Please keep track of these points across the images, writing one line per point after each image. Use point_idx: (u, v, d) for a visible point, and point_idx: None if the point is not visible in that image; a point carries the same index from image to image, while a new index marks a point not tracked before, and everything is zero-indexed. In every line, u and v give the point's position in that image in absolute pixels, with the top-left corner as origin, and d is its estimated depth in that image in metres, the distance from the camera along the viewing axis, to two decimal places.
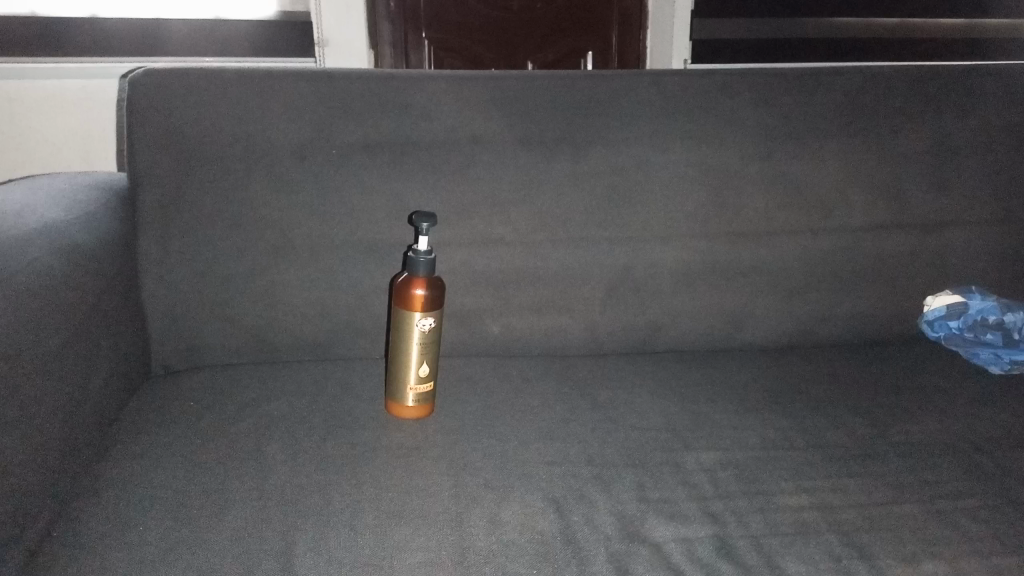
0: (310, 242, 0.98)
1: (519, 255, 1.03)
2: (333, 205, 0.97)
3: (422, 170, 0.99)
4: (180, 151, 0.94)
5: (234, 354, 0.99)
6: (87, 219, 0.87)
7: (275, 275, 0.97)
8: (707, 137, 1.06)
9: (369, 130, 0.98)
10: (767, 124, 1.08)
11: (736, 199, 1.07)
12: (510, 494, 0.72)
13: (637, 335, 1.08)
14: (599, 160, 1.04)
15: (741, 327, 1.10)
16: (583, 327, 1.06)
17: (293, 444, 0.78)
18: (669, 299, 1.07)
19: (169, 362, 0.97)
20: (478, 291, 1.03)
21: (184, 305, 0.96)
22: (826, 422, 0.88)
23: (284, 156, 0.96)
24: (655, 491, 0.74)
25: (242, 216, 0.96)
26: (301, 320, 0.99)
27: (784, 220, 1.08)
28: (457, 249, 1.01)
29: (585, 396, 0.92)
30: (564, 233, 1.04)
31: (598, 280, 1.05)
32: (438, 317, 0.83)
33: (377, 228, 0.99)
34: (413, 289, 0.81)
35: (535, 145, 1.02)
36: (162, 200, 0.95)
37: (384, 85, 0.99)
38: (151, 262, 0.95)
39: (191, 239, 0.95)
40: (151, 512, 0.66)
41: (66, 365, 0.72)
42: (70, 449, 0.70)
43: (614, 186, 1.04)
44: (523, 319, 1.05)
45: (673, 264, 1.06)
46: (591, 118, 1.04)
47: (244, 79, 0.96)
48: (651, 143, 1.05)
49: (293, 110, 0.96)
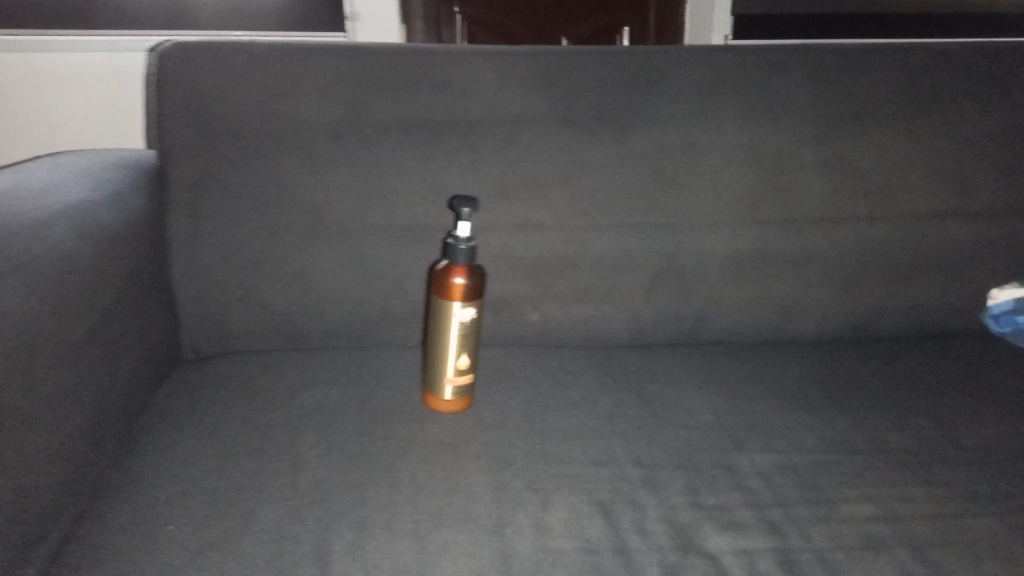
0: (344, 224, 0.94)
1: (561, 240, 0.98)
2: (369, 187, 0.93)
3: (459, 150, 0.95)
4: (209, 129, 0.91)
5: (265, 340, 0.96)
6: (114, 198, 0.83)
7: (307, 259, 0.94)
8: (761, 117, 1.00)
9: (404, 107, 0.93)
10: (825, 103, 1.01)
11: (791, 183, 1.01)
12: (555, 496, 0.68)
13: (683, 325, 1.03)
14: (647, 141, 0.98)
15: (793, 319, 1.05)
16: (626, 317, 1.02)
17: (327, 438, 0.75)
18: (716, 288, 1.02)
19: (200, 347, 0.95)
20: (518, 277, 0.98)
21: (213, 289, 0.93)
22: (887, 423, 0.83)
23: (317, 135, 0.92)
24: (709, 496, 0.69)
25: (274, 197, 0.92)
26: (333, 306, 0.95)
27: (840, 207, 1.03)
28: (496, 234, 0.97)
29: (629, 390, 0.88)
30: (609, 218, 0.99)
31: (643, 267, 1.00)
32: (478, 307, 0.79)
33: (413, 211, 0.95)
34: (452, 277, 0.77)
35: (578, 125, 0.97)
36: (192, 180, 0.91)
37: (421, 62, 0.94)
38: (180, 244, 0.92)
39: (220, 220, 0.92)
40: (180, 509, 0.64)
41: (92, 353, 0.70)
42: (95, 440, 0.68)
43: (661, 169, 0.99)
44: (564, 308, 1.00)
45: (722, 251, 1.01)
46: (637, 97, 0.98)
47: (276, 53, 0.92)
48: (701, 124, 0.99)
49: (326, 87, 0.92)
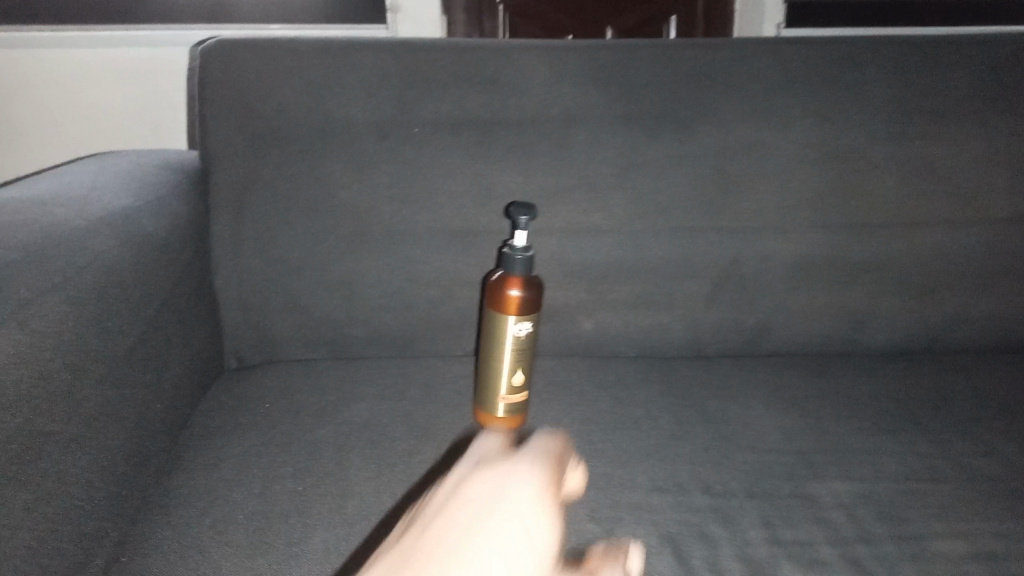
0: (391, 229, 0.90)
1: (617, 245, 0.93)
2: (417, 190, 0.89)
3: (510, 151, 0.90)
4: (252, 129, 0.87)
5: (310, 347, 0.93)
6: (158, 202, 0.80)
7: (353, 264, 0.90)
8: (834, 113, 0.93)
9: (453, 105, 0.89)
10: (903, 98, 0.94)
11: (864, 185, 0.95)
12: (621, 527, 0.64)
13: (745, 335, 0.98)
14: (709, 140, 0.92)
15: (863, 329, 0.99)
16: (684, 326, 0.97)
17: (377, 457, 0.71)
18: (781, 296, 0.97)
19: (244, 356, 0.92)
20: (571, 285, 0.94)
21: (258, 295, 0.90)
22: (973, 447, 0.77)
23: (364, 135, 0.88)
24: (787, 530, 0.65)
25: (320, 200, 0.89)
26: (380, 313, 0.92)
27: (917, 210, 0.96)
28: (549, 238, 0.92)
29: (691, 407, 0.83)
30: (668, 223, 0.93)
31: (704, 274, 0.95)
32: (534, 321, 0.74)
33: (462, 215, 0.90)
34: (507, 289, 0.73)
35: (637, 123, 0.92)
36: (235, 182, 0.88)
37: (471, 57, 0.89)
38: (224, 249, 0.89)
39: (264, 225, 0.88)
40: (229, 533, 0.61)
41: (133, 368, 0.66)
42: (138, 459, 0.65)
43: (725, 170, 0.93)
44: (620, 316, 0.96)
45: (788, 257, 0.95)
46: (700, 93, 0.92)
47: (320, 49, 0.87)
48: (768, 122, 0.93)
49: (372, 84, 0.87)
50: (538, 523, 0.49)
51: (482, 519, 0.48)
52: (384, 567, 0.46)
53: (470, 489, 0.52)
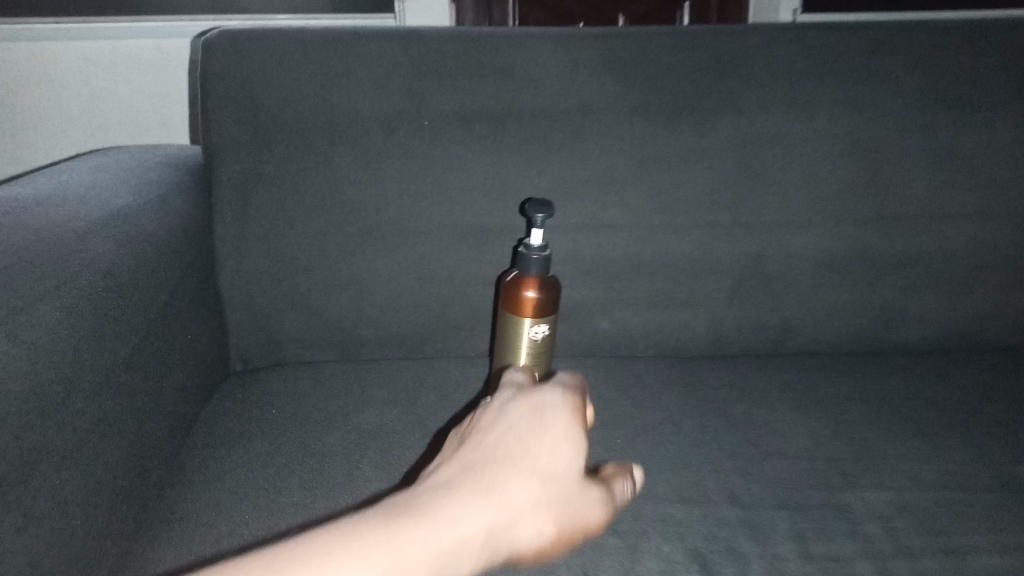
0: (401, 225, 0.87)
1: (636, 241, 0.89)
2: (427, 185, 0.86)
3: (524, 143, 0.86)
4: (255, 123, 0.83)
5: (319, 349, 0.90)
6: (158, 200, 0.77)
7: (362, 263, 0.87)
8: (864, 101, 0.89)
9: (464, 97, 0.85)
10: (937, 85, 0.89)
11: (894, 177, 0.91)
12: (645, 541, 0.61)
13: (768, 334, 0.94)
14: (732, 131, 0.88)
15: (891, 327, 0.95)
16: (705, 324, 0.93)
17: (389, 466, 0.68)
18: (807, 293, 0.93)
19: (249, 358, 0.89)
20: (588, 282, 0.90)
21: (264, 295, 0.87)
22: (1013, 452, 0.73)
23: (371, 128, 0.84)
24: (820, 545, 0.61)
25: (327, 196, 0.85)
26: (390, 313, 0.89)
27: (950, 202, 0.92)
28: (565, 234, 0.88)
29: (714, 410, 0.79)
30: (689, 217, 0.90)
31: (726, 271, 0.91)
32: (552, 323, 0.72)
33: (475, 211, 0.87)
34: (523, 290, 0.71)
35: (656, 113, 0.87)
36: (239, 178, 0.85)
37: (483, 46, 0.85)
38: (228, 248, 0.86)
39: (269, 222, 0.85)
40: (234, 550, 0.58)
41: (132, 377, 0.64)
42: (138, 472, 0.62)
43: (749, 162, 0.89)
44: (637, 315, 0.92)
45: (814, 252, 0.92)
46: (723, 81, 0.88)
47: (326, 40, 0.84)
48: (794, 111, 0.88)
49: (380, 75, 0.84)
50: (578, 429, 0.53)
51: (529, 425, 0.52)
52: (447, 470, 0.49)
53: (507, 403, 0.54)
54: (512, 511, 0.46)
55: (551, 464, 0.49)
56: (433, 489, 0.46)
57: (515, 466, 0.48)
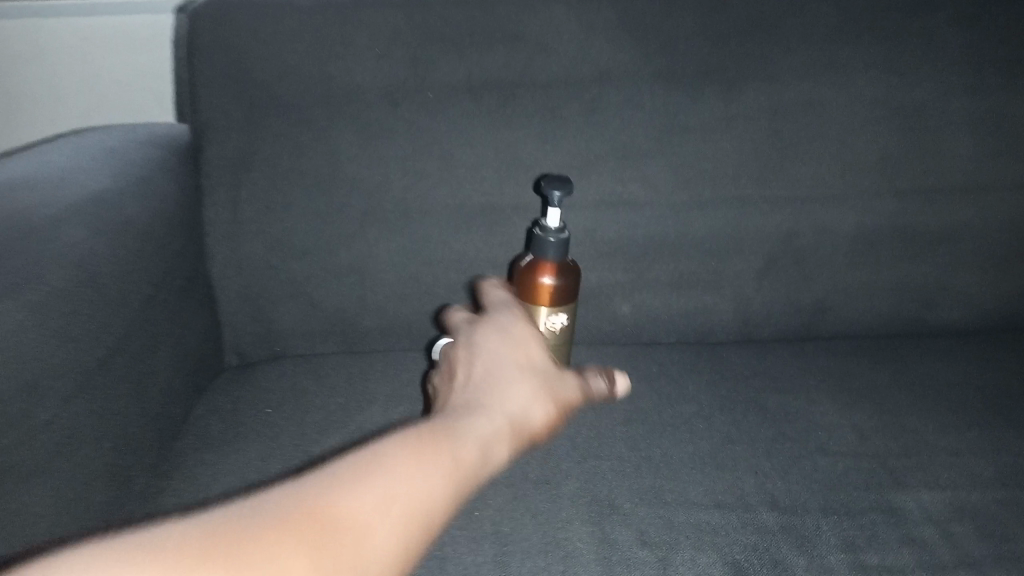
0: (405, 206, 0.81)
1: (659, 220, 0.83)
2: (433, 163, 0.80)
3: (537, 116, 0.79)
4: (244, 99, 0.77)
5: (321, 340, 0.85)
6: (144, 182, 0.71)
7: (364, 248, 0.81)
8: (908, 63, 0.81)
9: (471, 66, 0.78)
10: (987, 44, 0.82)
11: (939, 146, 0.83)
12: (679, 552, 0.56)
13: (801, 316, 0.88)
14: (764, 98, 0.81)
15: (932, 307, 0.89)
16: (733, 307, 0.87)
17: None
18: (843, 273, 0.86)
19: (244, 351, 0.84)
20: (607, 264, 0.84)
21: (259, 285, 0.81)
22: None
23: (370, 103, 0.78)
24: (872, 555, 0.57)
25: (324, 177, 0.79)
26: (395, 300, 0.84)
27: (997, 171, 0.85)
28: (582, 213, 0.82)
29: (746, 401, 0.73)
30: (716, 193, 0.83)
31: (755, 250, 0.85)
32: (572, 312, 0.68)
33: (485, 189, 0.81)
34: (539, 276, 0.66)
35: (680, 81, 0.80)
36: (229, 159, 0.79)
37: (490, 9, 0.78)
38: (220, 234, 0.80)
39: (263, 207, 0.79)
40: None
41: (110, 380, 0.59)
42: (113, 478, 0.59)
43: (782, 132, 0.82)
44: (660, 298, 0.86)
45: (852, 229, 0.85)
46: (754, 43, 0.80)
47: (319, 7, 0.77)
48: (832, 74, 0.81)
49: (379, 44, 0.77)
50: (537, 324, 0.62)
51: (506, 335, 0.60)
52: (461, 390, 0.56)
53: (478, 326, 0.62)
54: (525, 397, 0.55)
55: (537, 360, 0.59)
56: (459, 404, 0.54)
57: (513, 371, 0.57)
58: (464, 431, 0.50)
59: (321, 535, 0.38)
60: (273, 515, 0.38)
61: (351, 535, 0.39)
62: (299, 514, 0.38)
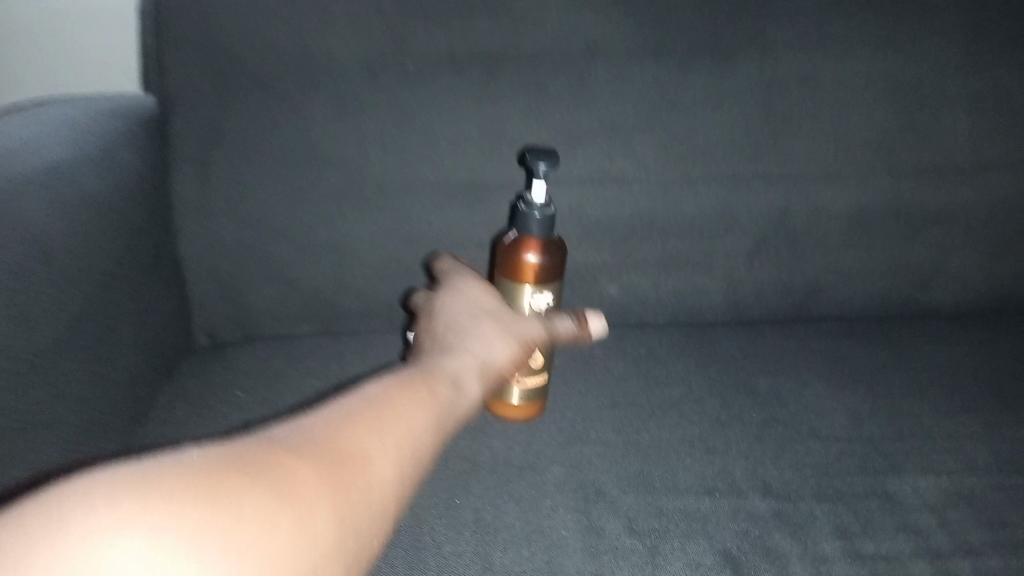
0: (384, 183, 0.77)
1: (648, 198, 0.80)
2: (413, 138, 0.76)
3: (522, 88, 0.76)
4: (214, 68, 0.73)
5: (296, 322, 0.81)
6: (109, 150, 0.67)
7: (342, 227, 0.78)
8: (906, 36, 0.78)
9: (453, 35, 0.74)
10: (986, 18, 0.79)
11: (936, 124, 0.81)
12: (668, 541, 0.54)
13: (792, 298, 0.86)
14: (758, 72, 0.78)
15: (925, 289, 0.87)
16: (723, 288, 0.85)
17: None
18: (835, 254, 0.84)
19: (215, 332, 0.80)
20: (594, 244, 0.81)
21: (231, 264, 0.78)
22: None
23: (347, 73, 0.74)
24: (867, 542, 0.55)
25: (299, 152, 0.75)
26: (374, 281, 0.80)
27: (994, 150, 0.83)
28: (569, 191, 0.79)
29: (736, 385, 0.71)
30: (707, 171, 0.80)
31: (746, 230, 0.82)
32: (556, 290, 0.65)
33: (468, 165, 0.78)
34: (523, 253, 0.63)
35: (671, 53, 0.77)
36: (198, 132, 0.75)
37: None
38: (189, 211, 0.76)
39: (235, 182, 0.76)
40: None
41: (64, 362, 0.56)
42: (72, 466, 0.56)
43: (775, 107, 0.79)
44: (649, 279, 0.83)
45: (845, 208, 0.83)
46: (748, 14, 0.77)
47: None
48: (828, 47, 0.78)
49: (357, 11, 0.73)
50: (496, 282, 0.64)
51: (468, 296, 0.62)
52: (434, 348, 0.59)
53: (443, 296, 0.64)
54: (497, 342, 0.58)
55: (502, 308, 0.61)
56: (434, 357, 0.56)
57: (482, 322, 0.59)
58: (446, 371, 0.53)
59: (341, 467, 0.40)
60: (280, 445, 0.40)
61: (357, 460, 0.41)
62: (306, 445, 0.40)
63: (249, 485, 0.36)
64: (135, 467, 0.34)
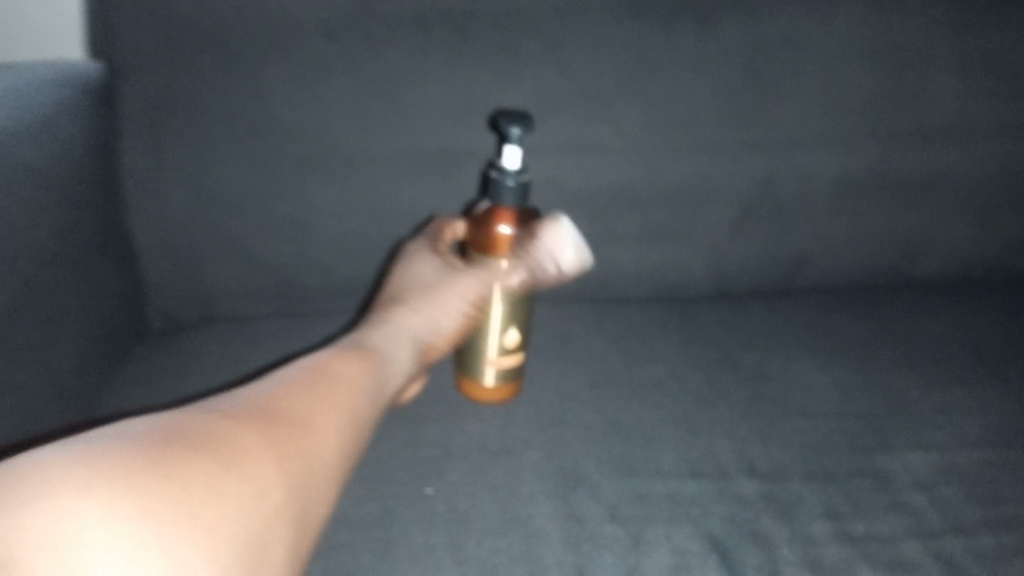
0: (349, 154, 0.73)
1: (628, 167, 0.77)
2: (379, 105, 0.72)
3: (495, 52, 0.72)
4: (162, 30, 0.68)
5: (259, 302, 0.77)
6: (48, 120, 0.62)
7: (305, 201, 0.73)
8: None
9: None
10: None
11: (924, 87, 0.78)
12: (652, 528, 0.51)
13: (777, 270, 0.83)
14: (742, 33, 0.74)
15: (911, 260, 0.85)
16: (706, 262, 0.82)
17: None
18: (820, 224, 0.81)
19: (171, 314, 0.76)
20: (572, 216, 0.78)
21: (187, 242, 0.73)
22: None
23: (307, 36, 0.69)
24: (858, 523, 0.53)
25: (257, 120, 0.71)
26: (342, 258, 0.76)
27: (982, 115, 0.80)
28: (545, 160, 0.75)
29: (721, 362, 0.68)
30: (689, 138, 0.77)
31: (730, 201, 0.79)
32: (531, 265, 0.62)
33: (438, 135, 0.73)
34: (495, 225, 0.59)
35: (650, 14, 0.73)
36: (146, 99, 0.70)
37: None
38: (140, 185, 0.71)
39: (188, 154, 0.71)
40: None
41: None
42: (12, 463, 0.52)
43: (760, 71, 0.75)
44: (629, 253, 0.80)
45: (831, 177, 0.80)
46: None
47: None
48: (814, 7, 0.74)
49: None
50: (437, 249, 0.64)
51: (409, 269, 0.63)
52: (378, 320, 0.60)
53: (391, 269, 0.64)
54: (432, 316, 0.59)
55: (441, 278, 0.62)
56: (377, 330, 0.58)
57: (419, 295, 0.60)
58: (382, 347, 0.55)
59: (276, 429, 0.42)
60: (220, 416, 0.41)
61: (297, 423, 0.43)
62: (244, 415, 0.42)
63: (188, 457, 0.37)
64: (86, 447, 0.36)
